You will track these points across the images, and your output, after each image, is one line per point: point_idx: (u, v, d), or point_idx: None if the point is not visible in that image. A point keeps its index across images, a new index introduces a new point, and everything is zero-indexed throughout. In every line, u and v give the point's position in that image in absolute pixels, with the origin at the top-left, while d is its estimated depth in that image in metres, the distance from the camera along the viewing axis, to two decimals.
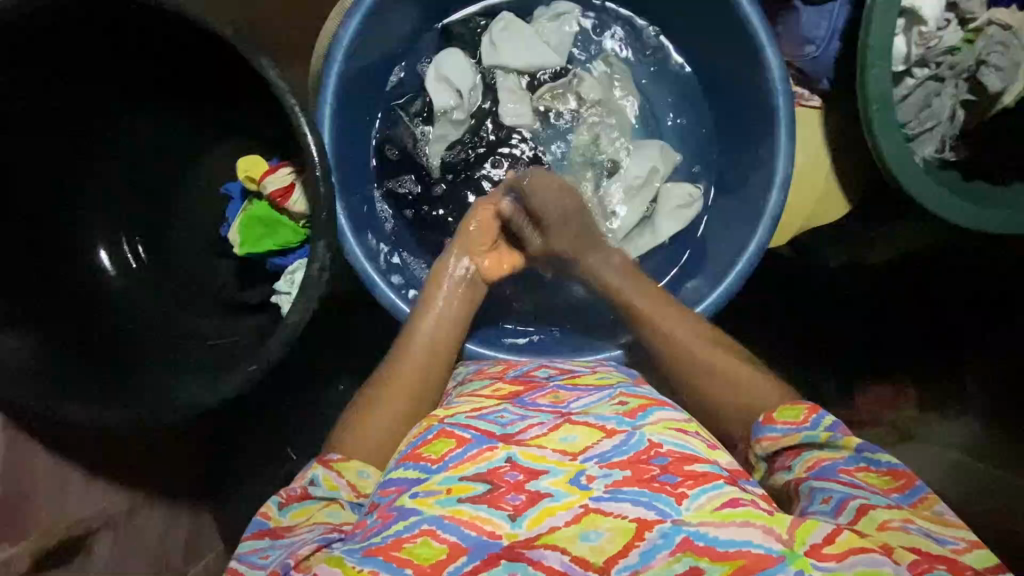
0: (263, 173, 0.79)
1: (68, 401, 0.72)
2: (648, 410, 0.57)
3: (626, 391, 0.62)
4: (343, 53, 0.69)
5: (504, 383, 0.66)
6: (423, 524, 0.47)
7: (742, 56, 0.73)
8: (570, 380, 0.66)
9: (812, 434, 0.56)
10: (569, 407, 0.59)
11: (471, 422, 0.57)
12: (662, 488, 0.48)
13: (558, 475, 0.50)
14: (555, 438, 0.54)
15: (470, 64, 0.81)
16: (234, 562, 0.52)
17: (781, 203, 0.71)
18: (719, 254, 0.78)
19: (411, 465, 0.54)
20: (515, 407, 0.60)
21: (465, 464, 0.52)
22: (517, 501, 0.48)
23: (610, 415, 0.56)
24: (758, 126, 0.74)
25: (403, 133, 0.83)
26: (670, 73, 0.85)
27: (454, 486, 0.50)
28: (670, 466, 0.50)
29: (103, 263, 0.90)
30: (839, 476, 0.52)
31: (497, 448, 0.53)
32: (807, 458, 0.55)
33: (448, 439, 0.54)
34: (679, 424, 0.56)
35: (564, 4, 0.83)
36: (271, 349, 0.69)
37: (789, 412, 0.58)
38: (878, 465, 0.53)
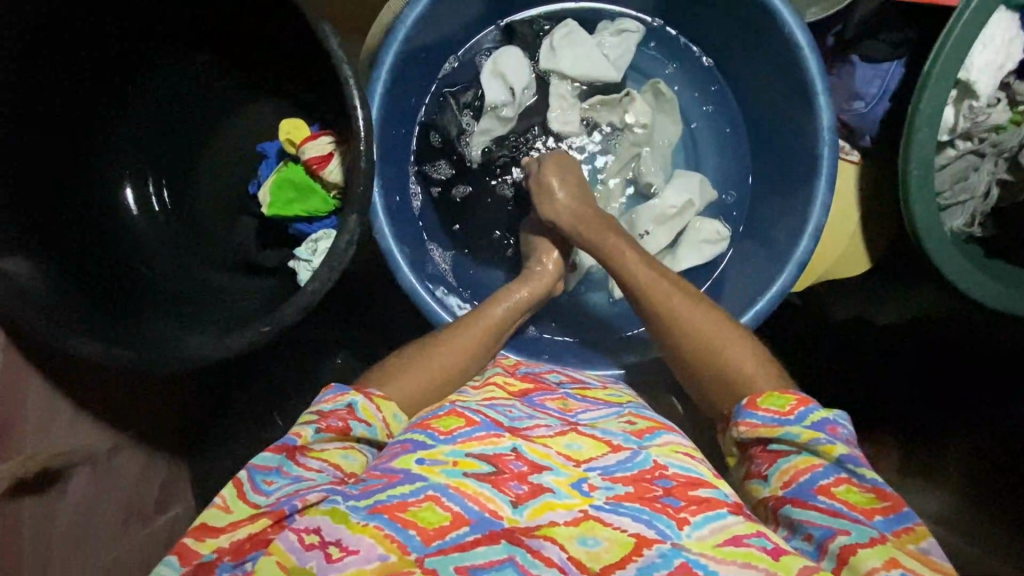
0: (304, 138, 0.79)
1: (77, 333, 0.72)
2: (656, 432, 0.59)
3: (635, 411, 0.64)
4: (405, 33, 0.69)
5: (515, 378, 0.69)
6: (429, 490, 0.48)
7: (793, 99, 0.74)
8: (580, 390, 0.69)
9: (793, 431, 0.55)
10: (576, 417, 0.61)
11: (481, 410, 0.60)
12: (664, 509, 0.49)
13: (560, 475, 0.52)
14: (560, 442, 0.56)
15: (526, 64, 0.82)
16: (244, 473, 0.52)
17: (810, 250, 0.71)
18: (743, 292, 0.78)
19: (418, 431, 0.56)
20: (523, 405, 0.62)
21: (473, 442, 0.54)
22: (519, 490, 0.50)
23: (618, 432, 0.58)
24: (800, 173, 0.75)
25: (449, 120, 0.82)
26: (719, 105, 0.85)
27: (460, 460, 0.52)
28: (674, 489, 0.52)
29: (128, 201, 0.90)
30: (816, 499, 0.51)
31: (503, 436, 0.55)
32: (783, 470, 0.54)
33: (458, 417, 0.57)
34: (687, 448, 0.58)
35: (630, 23, 0.82)
36: (287, 312, 0.69)
37: (776, 400, 0.57)
38: (862, 481, 0.51)
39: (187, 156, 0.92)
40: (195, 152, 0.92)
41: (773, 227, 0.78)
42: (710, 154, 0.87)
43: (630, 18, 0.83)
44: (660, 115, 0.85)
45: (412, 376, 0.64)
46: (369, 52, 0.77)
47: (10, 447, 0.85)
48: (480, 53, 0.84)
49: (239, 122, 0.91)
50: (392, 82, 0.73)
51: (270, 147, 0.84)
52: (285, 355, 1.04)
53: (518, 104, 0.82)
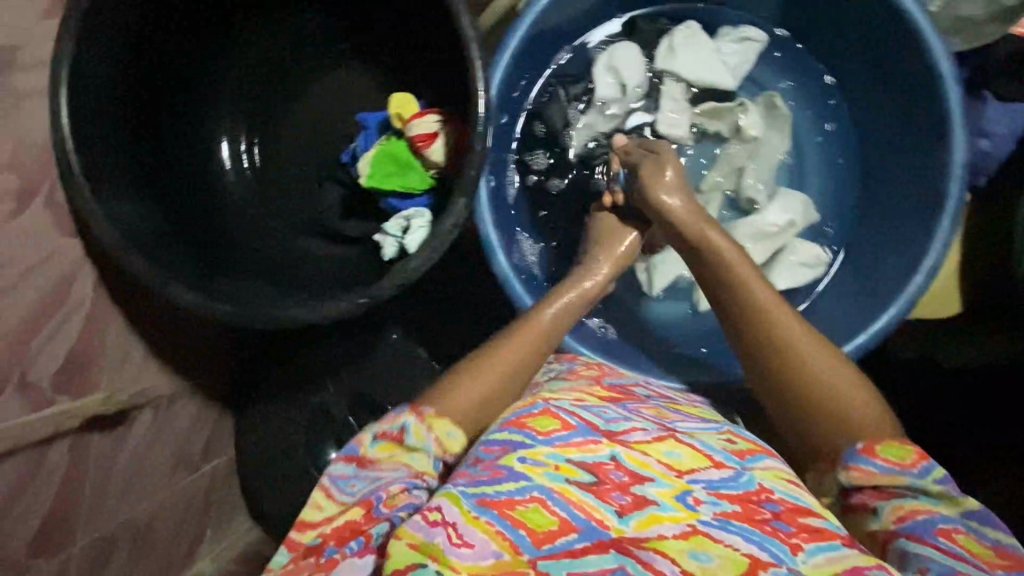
0: (413, 114, 0.78)
1: (174, 282, 0.72)
2: (757, 454, 0.57)
3: (734, 430, 0.62)
4: (536, 16, 0.69)
5: (602, 387, 0.65)
6: (534, 491, 0.47)
7: (924, 131, 0.71)
8: (671, 403, 0.66)
9: (917, 480, 0.49)
10: (673, 425, 0.59)
11: (576, 410, 0.57)
12: (776, 533, 0.47)
13: (663, 487, 0.50)
14: (660, 450, 0.54)
15: (641, 62, 0.80)
16: (324, 480, 0.54)
17: (923, 288, 0.68)
18: (840, 325, 0.75)
19: (514, 430, 0.53)
20: (617, 408, 0.60)
21: (571, 447, 0.52)
22: (622, 501, 0.48)
23: (718, 448, 0.56)
24: (920, 208, 0.72)
25: (556, 112, 0.81)
26: (834, 128, 0.83)
27: (561, 464, 0.50)
28: (783, 514, 0.49)
29: (221, 155, 0.90)
30: (938, 540, 0.46)
31: (601, 442, 0.53)
32: (898, 506, 0.49)
33: (553, 418, 0.54)
34: (789, 476, 0.55)
35: (754, 31, 0.80)
36: (383, 287, 0.69)
37: (893, 449, 0.51)
38: (983, 536, 0.47)
39: (280, 114, 0.92)
40: (289, 111, 0.92)
41: (883, 261, 0.76)
42: (816, 177, 0.84)
43: (753, 26, 0.81)
44: (771, 130, 0.83)
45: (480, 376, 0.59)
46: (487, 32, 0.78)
47: (86, 383, 0.83)
48: (595, 45, 0.81)
49: (336, 86, 0.91)
50: (512, 66, 0.72)
51: (372, 117, 0.83)
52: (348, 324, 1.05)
53: (627, 102, 0.81)
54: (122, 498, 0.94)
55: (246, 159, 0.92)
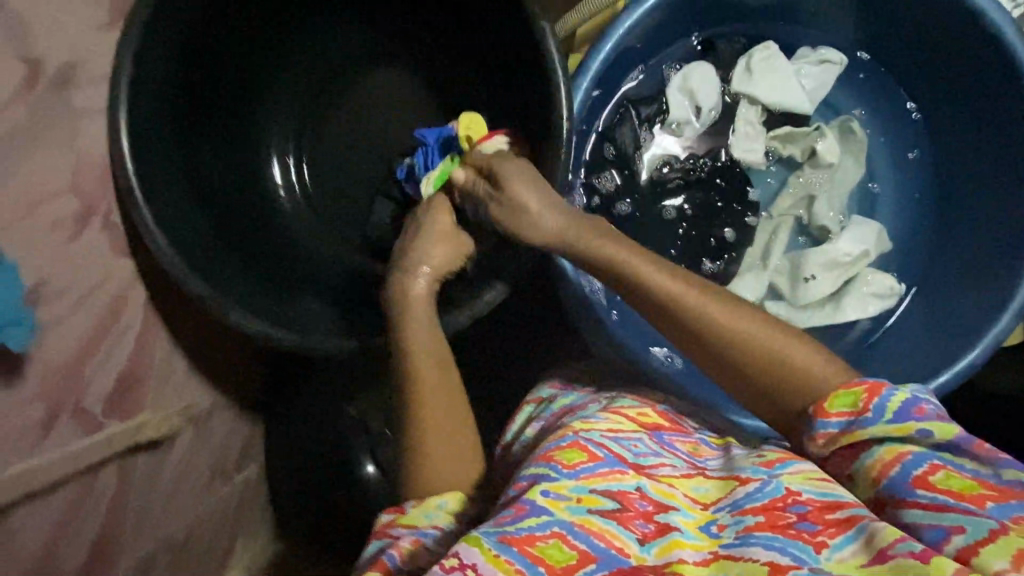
0: (481, 137, 0.74)
1: (235, 307, 0.70)
2: (787, 459, 0.52)
3: (772, 446, 0.57)
4: (623, 33, 0.67)
5: (651, 412, 0.65)
6: (555, 526, 0.46)
7: (1014, 166, 0.68)
8: (719, 439, 0.65)
9: (877, 426, 0.47)
10: (706, 463, 0.58)
11: (606, 443, 0.56)
12: (800, 536, 0.45)
13: (687, 517, 0.50)
14: (687, 484, 0.54)
15: (717, 83, 0.77)
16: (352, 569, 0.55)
17: (1010, 329, 0.64)
18: (912, 361, 0.73)
19: (541, 464, 0.53)
20: (651, 440, 0.59)
21: (596, 478, 0.52)
22: (645, 529, 0.49)
23: (748, 463, 0.53)
24: (1008, 245, 0.69)
25: (626, 134, 0.78)
26: (910, 155, 0.80)
27: (584, 496, 0.50)
28: (810, 515, 0.46)
29: (272, 172, 0.87)
30: (915, 492, 0.44)
31: (627, 473, 0.53)
32: (870, 463, 0.47)
33: (581, 451, 0.54)
34: (822, 476, 0.50)
35: (834, 53, 0.77)
36: (459, 318, 0.69)
37: (845, 399, 0.49)
38: (964, 468, 0.44)
39: (329, 123, 0.89)
40: (338, 121, 0.89)
41: (962, 297, 0.73)
42: (886, 205, 0.82)
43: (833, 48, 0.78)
44: (845, 156, 0.81)
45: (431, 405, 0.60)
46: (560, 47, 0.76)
47: (136, 404, 0.81)
48: (670, 63, 0.78)
49: (390, 97, 0.88)
50: (592, 83, 0.70)
51: (432, 134, 0.80)
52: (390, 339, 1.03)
53: (700, 125, 0.78)
54: (160, 513, 0.91)
55: (294, 171, 0.89)
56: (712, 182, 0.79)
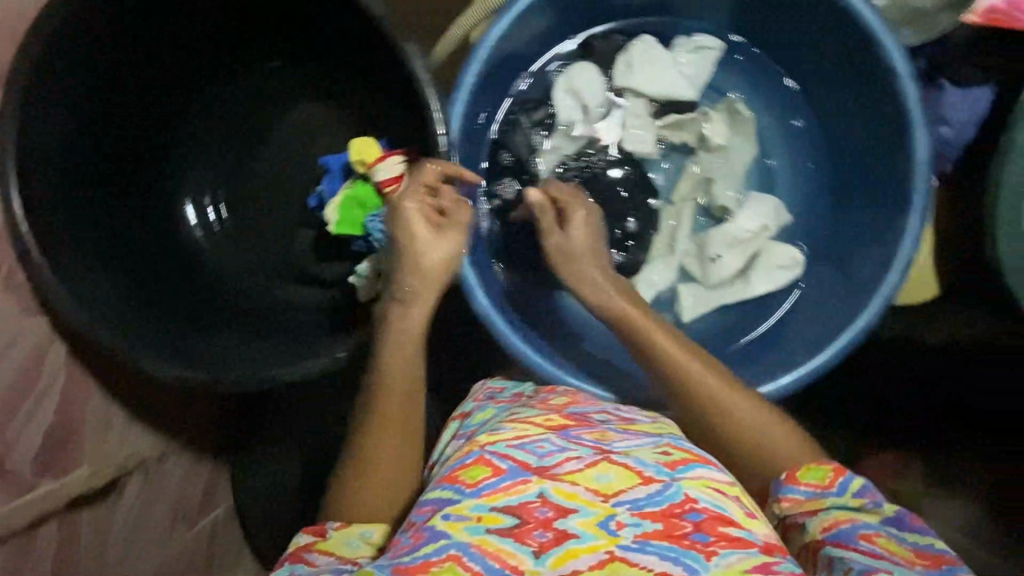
0: (376, 158, 0.76)
1: (145, 357, 0.70)
2: (689, 464, 0.58)
3: (673, 440, 0.62)
4: (488, 48, 0.68)
5: (558, 416, 0.66)
6: (451, 549, 0.51)
7: (884, 128, 0.71)
8: (625, 425, 0.65)
9: (838, 498, 0.57)
10: (612, 446, 0.60)
11: (510, 451, 0.58)
12: (692, 545, 0.51)
13: (587, 516, 0.53)
14: (591, 476, 0.55)
15: (601, 81, 0.81)
16: None
17: (897, 286, 0.68)
18: (814, 327, 0.77)
19: (446, 486, 0.56)
20: (557, 438, 0.60)
21: (498, 494, 0.54)
22: (543, 539, 0.52)
23: (651, 462, 0.58)
24: (888, 204, 0.72)
25: (520, 139, 0.81)
26: (799, 126, 0.83)
27: (484, 514, 0.53)
28: (704, 524, 0.53)
29: (188, 216, 0.89)
30: (859, 543, 0.53)
31: (530, 481, 0.55)
32: (825, 519, 0.56)
33: (485, 467, 0.56)
34: (721, 485, 0.57)
35: (708, 39, 0.81)
36: (360, 340, 0.69)
37: (814, 471, 0.59)
38: (903, 541, 0.54)
39: (245, 160, 0.90)
40: (254, 157, 0.89)
41: (857, 258, 0.76)
42: (783, 178, 0.85)
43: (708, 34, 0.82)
44: (735, 135, 0.84)
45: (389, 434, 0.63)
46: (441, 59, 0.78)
47: (70, 460, 0.82)
48: (552, 66, 0.82)
49: (297, 127, 0.89)
50: (472, 97, 0.71)
51: (334, 159, 0.81)
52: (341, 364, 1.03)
53: (590, 121, 0.82)
54: (120, 565, 0.92)
55: (212, 212, 0.90)
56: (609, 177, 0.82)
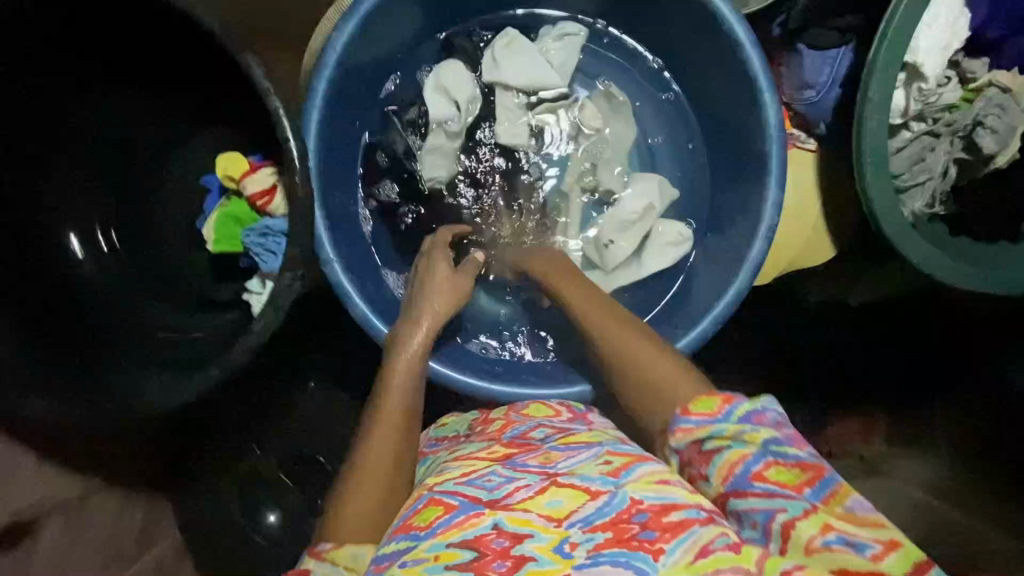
0: (244, 172, 0.76)
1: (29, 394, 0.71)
2: (631, 466, 0.55)
3: (612, 448, 0.58)
4: (337, 57, 0.68)
5: (500, 446, 0.63)
6: None
7: (740, 95, 0.73)
8: (564, 438, 0.62)
9: (722, 426, 0.54)
10: (557, 467, 0.56)
11: (460, 489, 0.55)
12: (641, 545, 0.48)
13: (542, 540, 0.49)
14: (540, 502, 0.52)
15: (468, 77, 0.83)
16: None
17: (763, 252, 0.70)
18: (703, 291, 0.77)
19: (402, 537, 0.51)
20: (504, 468, 0.57)
21: (452, 530, 0.50)
22: (502, 569, 0.47)
23: (596, 474, 0.54)
24: (750, 168, 0.74)
25: (395, 140, 0.82)
26: (668, 102, 0.86)
27: (441, 552, 0.48)
28: (650, 521, 0.50)
29: (74, 248, 0.87)
30: (753, 487, 0.51)
31: (483, 513, 0.51)
32: (720, 465, 0.53)
33: (436, 506, 0.52)
34: (661, 475, 0.54)
35: (571, 26, 0.83)
36: (234, 355, 0.68)
37: (703, 403, 0.56)
38: (786, 457, 0.52)
39: (137, 190, 0.90)
40: (148, 186, 0.90)
41: (734, 227, 0.77)
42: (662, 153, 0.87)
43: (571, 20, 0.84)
44: (611, 118, 0.87)
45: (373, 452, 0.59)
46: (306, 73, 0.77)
47: None
48: (421, 69, 0.84)
49: (188, 152, 0.89)
50: (329, 104, 0.71)
51: (212, 178, 0.81)
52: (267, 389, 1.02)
53: (464, 117, 0.83)
54: None
55: (106, 243, 0.90)
56: (489, 171, 0.86)
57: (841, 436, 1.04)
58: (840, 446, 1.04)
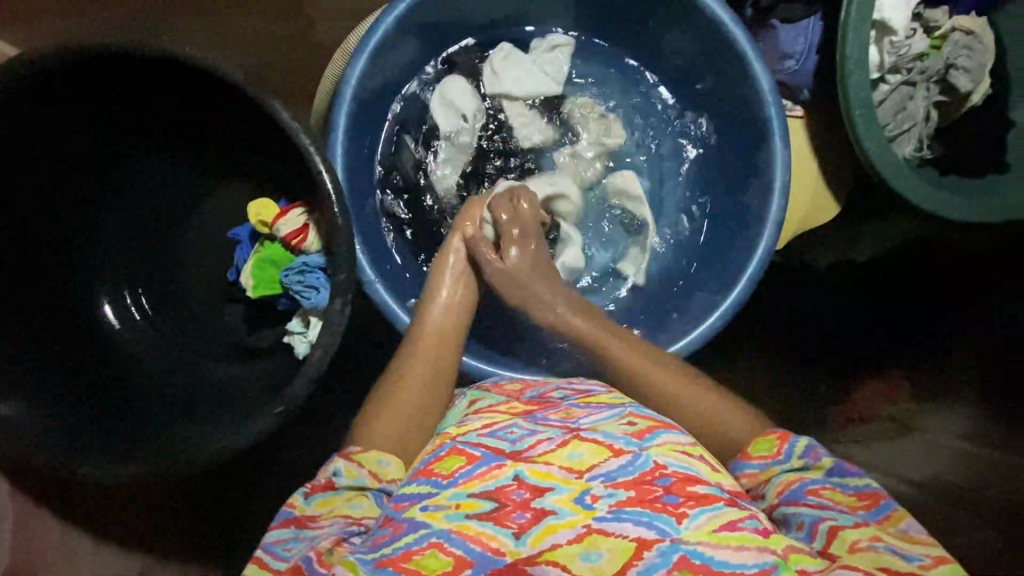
0: (275, 215, 0.80)
1: (84, 462, 0.73)
2: (655, 431, 0.59)
3: (635, 411, 0.64)
4: (351, 91, 0.77)
5: (520, 402, 0.69)
6: (433, 537, 0.52)
7: (728, 66, 0.84)
8: (584, 399, 0.68)
9: (786, 465, 0.62)
10: (579, 423, 0.61)
11: (482, 440, 0.59)
12: (664, 508, 0.52)
13: (563, 492, 0.53)
14: (562, 455, 0.56)
15: (472, 90, 0.94)
16: (261, 550, 0.58)
17: (783, 208, 0.80)
18: (729, 256, 0.87)
19: (424, 480, 0.57)
20: (526, 422, 0.62)
21: (474, 480, 0.55)
22: (521, 520, 0.52)
23: (619, 434, 0.58)
24: (754, 136, 0.84)
25: (408, 157, 0.94)
26: (654, 94, 0.99)
27: (463, 502, 0.53)
28: (674, 486, 0.54)
29: (109, 318, 0.91)
30: (806, 499, 0.58)
31: (505, 465, 0.56)
32: (777, 483, 0.61)
33: (459, 456, 0.57)
34: (685, 447, 0.58)
35: (560, 37, 0.96)
36: (297, 388, 0.69)
37: (762, 445, 0.64)
38: (846, 487, 0.59)
39: (173, 257, 0.94)
40: (181, 252, 0.94)
41: (744, 195, 0.88)
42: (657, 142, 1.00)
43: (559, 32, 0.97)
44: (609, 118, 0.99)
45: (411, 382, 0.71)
46: (320, 117, 0.86)
47: None
48: (424, 89, 0.94)
49: (213, 207, 0.94)
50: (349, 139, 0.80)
51: (241, 229, 0.85)
52: (320, 426, 1.04)
53: (473, 129, 0.95)
54: None
55: (135, 309, 0.93)
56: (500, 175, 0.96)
57: (866, 397, 1.07)
58: (865, 407, 1.07)
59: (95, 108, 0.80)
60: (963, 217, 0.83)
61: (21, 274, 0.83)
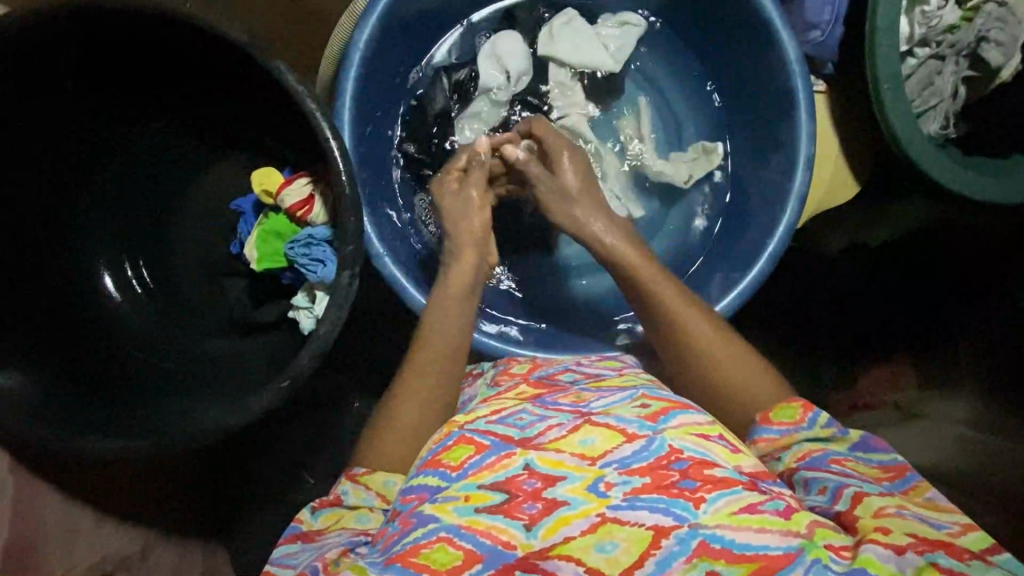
0: (279, 186, 0.78)
1: (83, 437, 0.71)
2: (670, 413, 0.57)
3: (649, 392, 0.62)
4: (360, 56, 0.75)
5: (528, 386, 0.68)
6: (441, 531, 0.50)
7: (756, 38, 0.81)
8: (594, 382, 0.67)
9: (810, 433, 0.61)
10: (590, 407, 0.60)
11: (490, 428, 0.58)
12: (681, 493, 0.49)
13: (575, 482, 0.51)
14: (574, 441, 0.54)
15: (524, 48, 0.92)
16: (269, 565, 0.58)
17: (807, 181, 0.78)
18: (752, 237, 0.84)
19: (430, 472, 0.55)
20: (535, 407, 0.61)
21: (483, 472, 0.53)
22: (533, 511, 0.50)
23: (632, 418, 0.56)
24: (777, 113, 0.82)
25: (437, 98, 0.92)
26: (681, 60, 0.96)
27: (472, 494, 0.52)
28: (689, 471, 0.51)
29: (108, 288, 0.89)
30: (829, 466, 0.57)
31: (514, 454, 0.54)
32: (797, 450, 0.60)
33: (467, 445, 0.56)
34: (701, 429, 0.56)
35: (632, 17, 0.93)
36: (302, 363, 0.68)
37: (785, 412, 0.62)
38: (870, 460, 0.59)
39: (171, 234, 0.92)
40: (178, 226, 0.91)
41: (763, 173, 0.86)
42: (678, 102, 0.97)
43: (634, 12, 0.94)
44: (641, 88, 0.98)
45: (426, 370, 0.68)
46: (327, 82, 0.83)
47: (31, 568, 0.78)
48: (478, 35, 0.93)
49: (215, 177, 0.91)
50: (358, 103, 0.77)
51: (245, 201, 0.83)
52: (320, 405, 1.01)
53: (511, 88, 0.92)
54: None
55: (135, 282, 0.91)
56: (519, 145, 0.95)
57: (871, 385, 1.05)
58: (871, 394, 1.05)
59: (95, 101, 0.82)
60: (970, 194, 0.80)
61: (21, 273, 0.81)
